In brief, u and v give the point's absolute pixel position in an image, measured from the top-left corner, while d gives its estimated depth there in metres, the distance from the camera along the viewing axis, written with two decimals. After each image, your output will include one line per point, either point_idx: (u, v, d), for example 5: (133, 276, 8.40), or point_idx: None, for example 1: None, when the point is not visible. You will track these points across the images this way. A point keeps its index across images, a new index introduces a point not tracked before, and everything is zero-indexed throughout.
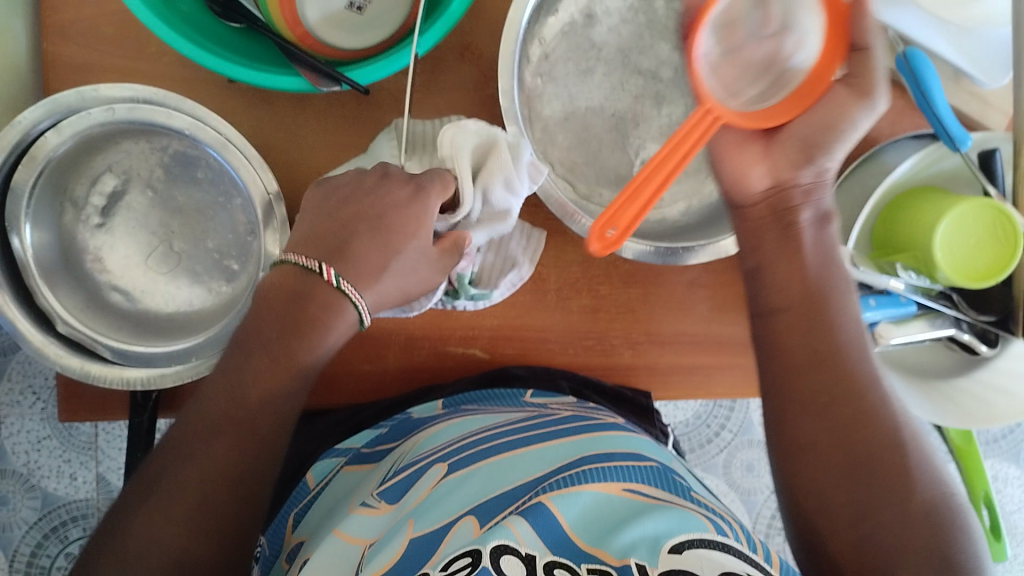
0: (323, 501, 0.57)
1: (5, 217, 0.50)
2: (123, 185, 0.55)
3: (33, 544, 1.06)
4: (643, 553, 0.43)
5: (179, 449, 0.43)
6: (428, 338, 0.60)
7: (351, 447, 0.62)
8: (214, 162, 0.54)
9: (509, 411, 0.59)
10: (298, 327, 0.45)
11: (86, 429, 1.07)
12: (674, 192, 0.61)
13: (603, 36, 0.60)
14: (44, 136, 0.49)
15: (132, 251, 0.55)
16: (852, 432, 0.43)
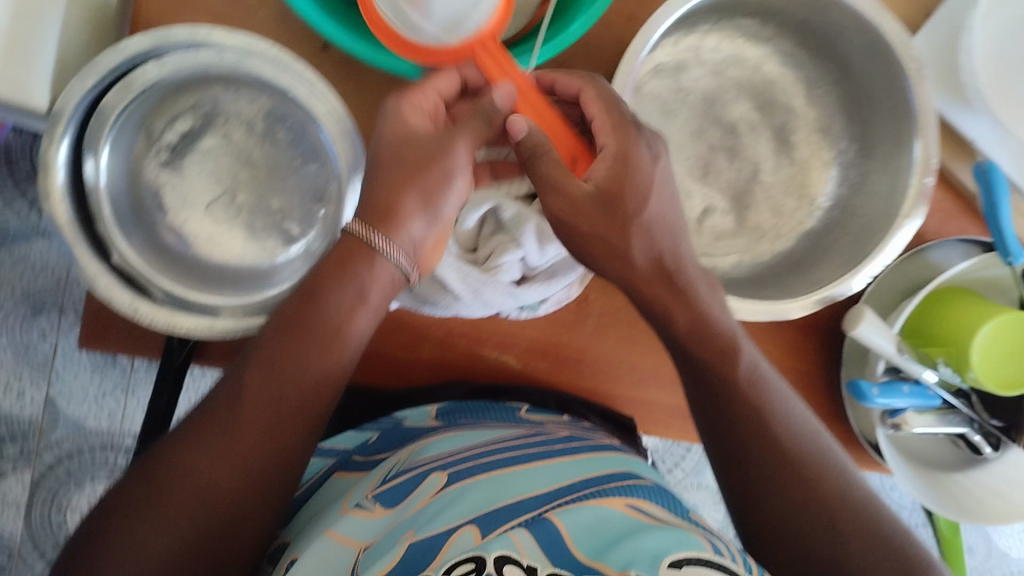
0: (316, 501, 0.56)
1: (85, 137, 0.48)
2: (201, 127, 0.53)
3: None
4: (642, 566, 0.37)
5: (227, 383, 0.45)
6: (465, 336, 0.61)
7: (340, 447, 0.63)
8: (301, 124, 0.53)
9: (507, 427, 0.60)
10: (317, 293, 0.45)
11: (44, 348, 1.10)
12: (729, 245, 0.61)
13: (693, 81, 0.60)
14: (144, 66, 0.48)
15: (196, 194, 0.54)
16: (805, 511, 0.46)
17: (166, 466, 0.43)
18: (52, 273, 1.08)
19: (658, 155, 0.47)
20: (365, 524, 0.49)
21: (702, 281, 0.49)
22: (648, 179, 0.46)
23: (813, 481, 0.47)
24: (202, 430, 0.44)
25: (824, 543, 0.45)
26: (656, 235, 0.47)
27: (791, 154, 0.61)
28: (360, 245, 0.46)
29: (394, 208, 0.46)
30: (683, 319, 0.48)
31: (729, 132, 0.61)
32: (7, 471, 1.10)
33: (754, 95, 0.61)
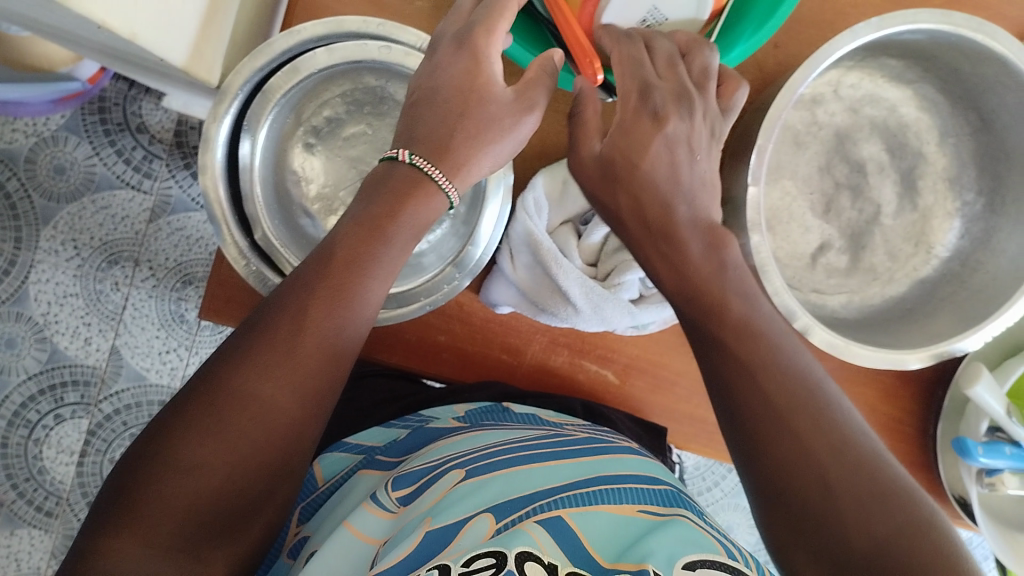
0: (340, 499, 0.52)
1: (246, 116, 0.49)
2: (348, 116, 0.54)
3: (27, 396, 1.10)
4: (659, 561, 0.37)
5: (280, 305, 0.41)
6: (569, 345, 0.61)
7: (362, 445, 0.61)
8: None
9: (527, 426, 0.56)
10: (376, 223, 0.44)
11: (115, 298, 1.11)
12: (840, 283, 0.62)
13: (827, 117, 0.60)
14: (313, 53, 0.48)
15: (333, 182, 0.55)
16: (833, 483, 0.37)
17: (206, 400, 0.38)
18: (131, 226, 1.10)
19: (664, 117, 0.45)
20: (375, 522, 0.47)
21: (694, 233, 0.43)
22: (645, 142, 0.44)
23: (808, 428, 0.39)
24: (247, 366, 0.39)
25: (820, 520, 0.36)
26: (646, 194, 0.44)
27: (914, 200, 0.62)
28: (424, 180, 0.45)
29: (451, 151, 0.46)
30: (664, 271, 0.43)
31: (856, 172, 0.61)
32: (66, 417, 1.11)
33: (886, 138, 0.61)
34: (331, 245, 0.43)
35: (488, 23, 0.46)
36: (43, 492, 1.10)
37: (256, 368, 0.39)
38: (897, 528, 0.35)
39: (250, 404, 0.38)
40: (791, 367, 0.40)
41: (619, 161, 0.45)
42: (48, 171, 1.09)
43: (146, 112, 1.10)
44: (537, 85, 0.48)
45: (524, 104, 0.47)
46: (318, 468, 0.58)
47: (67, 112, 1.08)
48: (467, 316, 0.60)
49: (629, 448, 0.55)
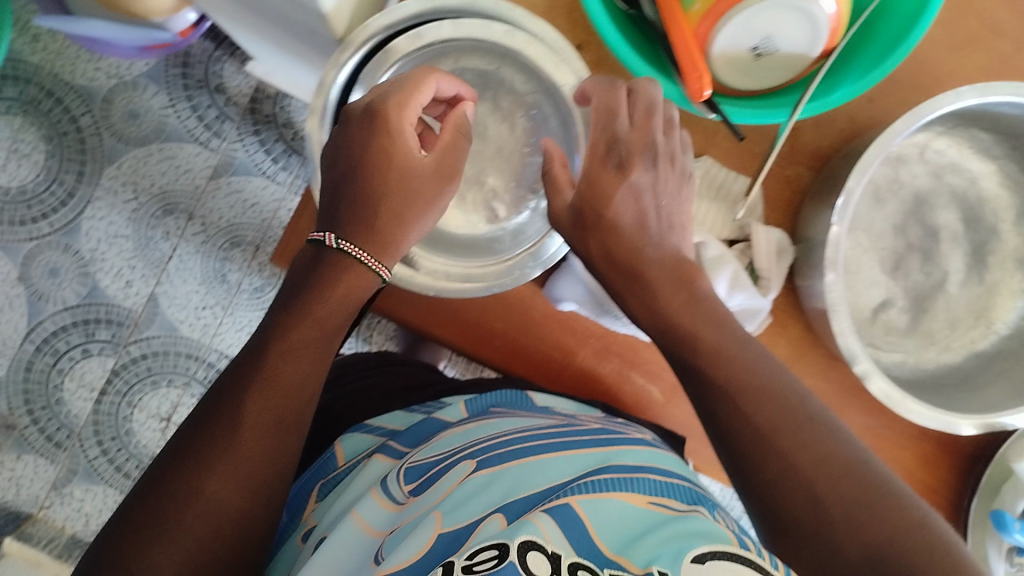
0: (354, 484, 0.55)
1: (362, 70, 0.51)
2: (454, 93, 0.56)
3: (60, 326, 1.11)
4: (665, 559, 0.37)
5: (235, 388, 0.46)
6: (620, 355, 0.62)
7: (381, 428, 0.64)
8: (544, 118, 0.55)
9: (538, 416, 0.57)
10: (325, 282, 0.48)
11: (163, 248, 1.13)
12: (896, 342, 0.62)
13: (910, 177, 0.61)
14: (438, 23, 0.51)
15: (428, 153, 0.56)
16: (826, 482, 0.40)
17: (158, 500, 0.43)
18: (192, 180, 1.12)
19: (628, 168, 0.48)
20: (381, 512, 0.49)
21: (666, 273, 0.47)
22: (608, 193, 0.48)
23: (793, 450, 0.41)
24: (193, 469, 0.44)
25: (814, 533, 0.39)
26: (615, 240, 0.47)
27: (982, 273, 0.62)
28: (353, 264, 0.48)
29: (379, 234, 0.49)
30: (640, 311, 0.47)
31: (930, 236, 0.61)
32: (93, 353, 1.12)
33: (964, 208, 0.62)
34: (286, 317, 0.47)
35: (401, 96, 0.48)
36: (56, 423, 1.11)
37: (202, 480, 0.44)
38: (890, 534, 0.38)
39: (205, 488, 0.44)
40: (765, 376, 0.44)
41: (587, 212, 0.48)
42: (122, 112, 1.11)
43: (226, 74, 1.11)
44: (452, 151, 0.51)
45: (445, 174, 0.51)
46: (340, 449, 0.62)
47: (151, 60, 1.11)
48: (528, 309, 0.61)
49: (640, 440, 0.55)
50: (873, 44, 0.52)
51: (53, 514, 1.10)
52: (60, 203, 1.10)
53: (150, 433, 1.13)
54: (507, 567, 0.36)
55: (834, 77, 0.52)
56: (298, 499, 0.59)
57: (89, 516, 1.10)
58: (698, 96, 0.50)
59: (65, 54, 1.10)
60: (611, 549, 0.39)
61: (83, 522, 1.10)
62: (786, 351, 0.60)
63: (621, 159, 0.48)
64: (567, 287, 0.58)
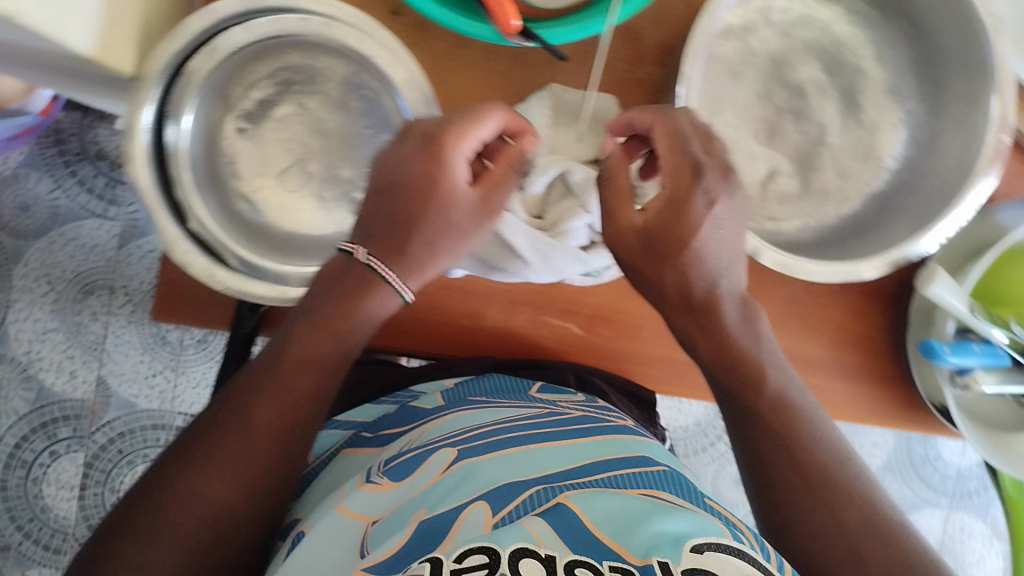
0: (327, 481, 0.53)
1: (168, 101, 0.49)
2: (277, 96, 0.54)
3: (20, 436, 1.10)
4: (665, 548, 0.36)
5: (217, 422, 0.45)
6: (529, 303, 0.61)
7: (352, 421, 0.62)
8: (374, 96, 0.54)
9: (520, 406, 0.57)
10: (356, 294, 0.48)
11: (95, 329, 1.11)
12: (794, 208, 0.61)
13: (760, 43, 0.60)
14: (230, 31, 0.49)
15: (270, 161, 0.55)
16: (818, 491, 0.46)
17: (150, 503, 0.42)
18: (102, 254, 1.10)
19: (715, 201, 0.47)
20: (370, 499, 0.47)
21: (731, 306, 0.50)
22: (696, 226, 0.47)
23: (835, 503, 0.46)
24: (188, 466, 0.43)
25: (837, 554, 0.44)
26: (694, 271, 0.48)
27: (858, 116, 0.61)
28: (375, 279, 0.48)
29: (406, 253, 0.49)
30: (703, 341, 0.50)
31: (796, 95, 0.61)
32: (60, 453, 1.11)
33: (822, 57, 0.61)
34: (304, 316, 0.48)
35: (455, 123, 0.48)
36: (49, 530, 1.10)
37: (194, 476, 0.43)
38: (882, 552, 0.44)
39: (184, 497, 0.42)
40: (798, 410, 0.50)
41: (667, 241, 0.47)
42: (13, 208, 1.09)
43: (103, 138, 1.08)
44: (499, 184, 0.50)
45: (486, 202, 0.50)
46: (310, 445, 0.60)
47: (24, 148, 1.08)
48: (423, 286, 0.60)
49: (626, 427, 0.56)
50: None
51: None
52: None
53: None
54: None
55: None
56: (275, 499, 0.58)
57: None
58: (510, 30, 0.49)
59: None
60: (609, 536, 0.38)
61: None
62: None
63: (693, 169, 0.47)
64: None
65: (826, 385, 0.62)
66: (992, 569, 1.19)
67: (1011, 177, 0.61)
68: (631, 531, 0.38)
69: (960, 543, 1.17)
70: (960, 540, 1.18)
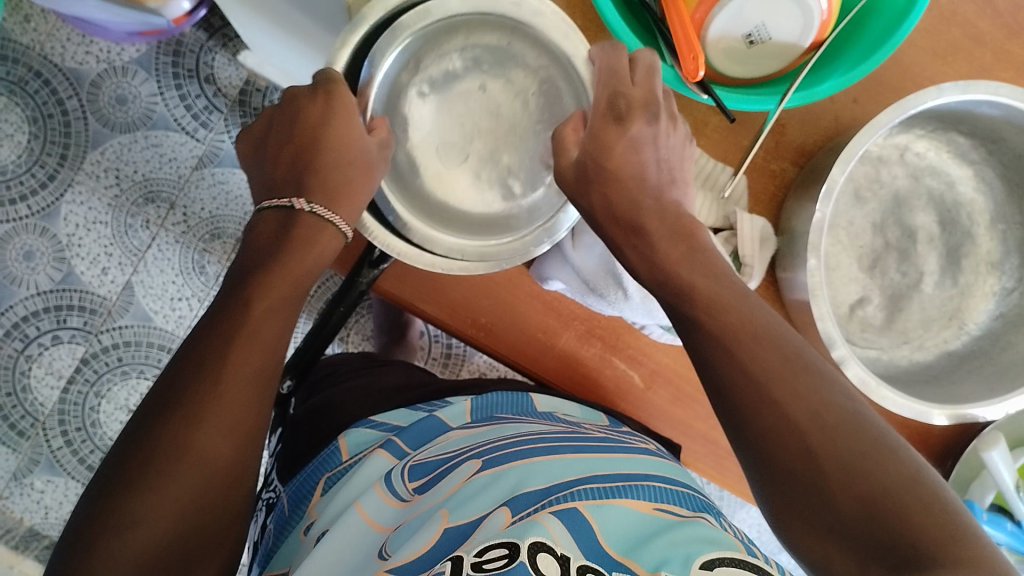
0: (352, 483, 0.56)
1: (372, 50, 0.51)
2: (463, 70, 0.55)
3: (31, 310, 1.07)
4: (676, 566, 0.42)
5: (214, 351, 0.44)
6: (603, 338, 0.63)
7: (385, 423, 0.65)
8: (556, 93, 0.55)
9: (542, 423, 0.59)
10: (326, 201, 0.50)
11: (142, 236, 1.09)
12: (872, 339, 0.64)
13: (890, 178, 0.63)
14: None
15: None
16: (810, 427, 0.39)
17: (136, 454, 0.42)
18: (176, 169, 1.09)
19: (627, 122, 0.50)
20: (386, 508, 0.53)
21: (652, 227, 0.48)
22: (612, 143, 0.49)
23: (806, 425, 0.39)
24: (181, 423, 0.42)
25: (812, 499, 0.38)
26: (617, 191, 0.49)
27: (956, 276, 0.64)
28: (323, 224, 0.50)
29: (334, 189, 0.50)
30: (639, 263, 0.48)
31: (907, 237, 0.63)
32: (62, 339, 1.08)
33: (939, 211, 0.64)
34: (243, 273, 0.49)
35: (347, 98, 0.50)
36: (20, 410, 1.07)
37: (208, 433, 0.43)
38: (884, 488, 0.37)
39: (164, 485, 0.41)
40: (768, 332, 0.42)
41: (593, 163, 0.49)
42: (110, 99, 1.07)
43: (217, 66, 1.08)
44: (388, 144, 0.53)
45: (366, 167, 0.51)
46: (345, 443, 0.63)
47: (142, 47, 1.07)
48: (514, 288, 0.61)
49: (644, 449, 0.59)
50: (860, 42, 0.54)
51: (12, 504, 1.06)
52: (39, 185, 1.06)
53: (117, 424, 1.09)
54: (518, 566, 0.40)
55: (817, 72, 0.55)
56: (301, 491, 0.61)
57: (48, 508, 1.07)
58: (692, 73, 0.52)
59: (55, 37, 1.05)
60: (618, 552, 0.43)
61: (42, 514, 1.07)
62: None
63: (622, 112, 0.50)
64: (553, 266, 0.59)
65: None
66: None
67: None
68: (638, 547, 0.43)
69: None
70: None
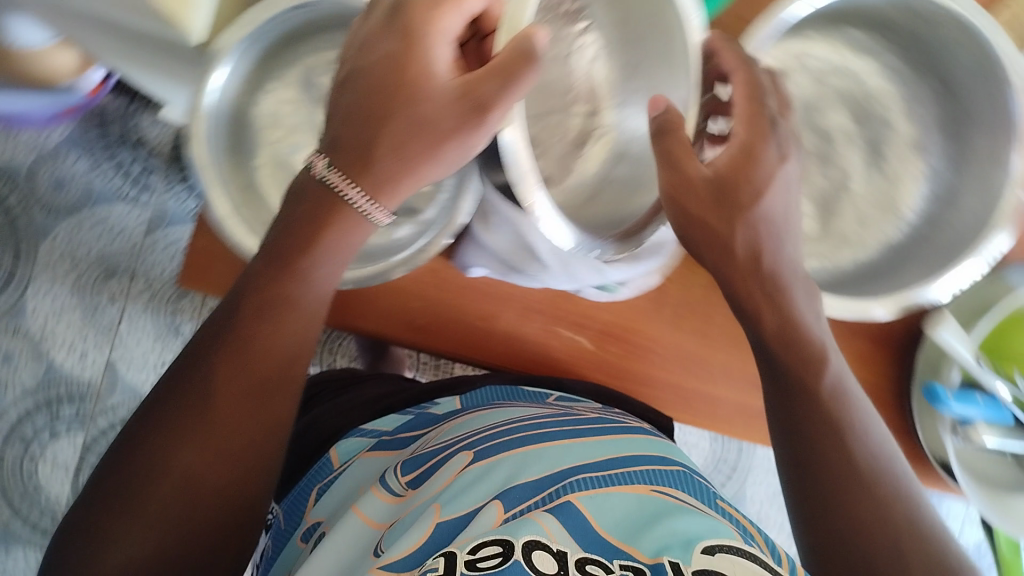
0: (343, 483, 0.59)
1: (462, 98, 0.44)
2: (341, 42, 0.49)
3: (24, 409, 1.08)
4: (677, 551, 0.41)
5: (212, 343, 0.44)
6: (543, 312, 0.62)
7: (377, 429, 0.66)
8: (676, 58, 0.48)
9: (533, 407, 0.59)
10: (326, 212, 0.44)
11: (111, 312, 1.09)
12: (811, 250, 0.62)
13: (794, 86, 0.61)
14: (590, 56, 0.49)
15: (297, 136, 0.57)
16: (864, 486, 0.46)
17: (166, 417, 0.42)
18: (127, 239, 1.09)
19: (786, 157, 0.48)
20: (382, 505, 0.52)
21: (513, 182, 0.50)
22: (770, 176, 0.47)
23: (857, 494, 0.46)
24: (185, 411, 0.42)
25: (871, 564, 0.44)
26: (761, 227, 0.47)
27: (881, 167, 0.63)
28: (340, 205, 0.44)
29: (371, 166, 0.44)
30: (767, 314, 0.48)
31: (822, 141, 0.63)
32: (60, 433, 1.08)
33: (848, 108, 0.63)
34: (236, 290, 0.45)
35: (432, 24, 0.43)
36: (36, 511, 1.07)
37: (219, 394, 0.43)
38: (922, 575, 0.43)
39: (178, 461, 0.41)
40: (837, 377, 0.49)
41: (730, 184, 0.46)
42: (49, 184, 1.07)
43: (144, 127, 1.07)
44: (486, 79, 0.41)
45: (474, 107, 0.42)
46: (335, 454, 0.64)
47: (69, 126, 1.08)
48: (440, 283, 0.61)
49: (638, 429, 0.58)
50: None
51: None
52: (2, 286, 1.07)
53: None
54: (512, 565, 0.39)
55: None
56: (296, 504, 0.61)
57: None
58: None
59: None
60: (619, 539, 0.43)
61: None
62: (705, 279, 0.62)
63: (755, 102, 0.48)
64: (472, 254, 0.58)
65: None
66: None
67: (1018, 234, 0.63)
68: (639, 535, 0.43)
69: None
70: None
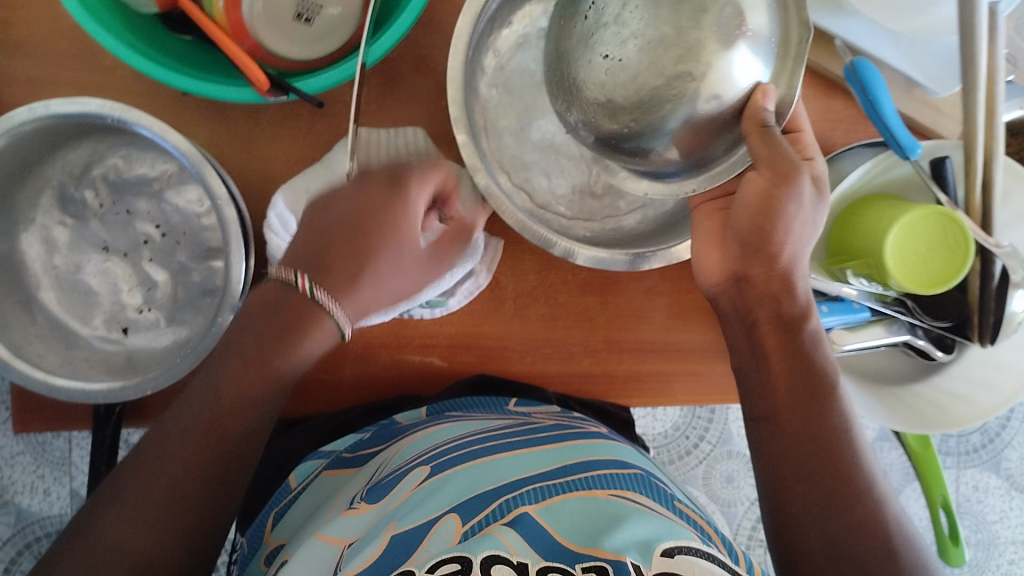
0: (306, 501, 0.56)
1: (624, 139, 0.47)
2: (90, 173, 0.56)
3: (6, 562, 0.96)
4: (636, 554, 0.39)
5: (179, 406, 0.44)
6: (385, 346, 0.61)
7: (333, 450, 0.61)
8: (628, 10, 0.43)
9: (492, 419, 0.58)
10: (286, 332, 0.45)
11: (61, 441, 0.96)
12: (631, 200, 0.60)
13: None
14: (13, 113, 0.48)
15: (73, 259, 0.57)
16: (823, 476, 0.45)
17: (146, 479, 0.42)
18: None
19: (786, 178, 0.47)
20: (347, 525, 0.48)
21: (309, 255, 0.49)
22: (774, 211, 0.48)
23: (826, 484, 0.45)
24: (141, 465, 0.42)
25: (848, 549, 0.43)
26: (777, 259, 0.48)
27: None
28: (308, 314, 0.46)
29: (292, 326, 0.45)
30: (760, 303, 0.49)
31: None
32: None
33: None
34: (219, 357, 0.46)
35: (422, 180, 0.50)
36: None
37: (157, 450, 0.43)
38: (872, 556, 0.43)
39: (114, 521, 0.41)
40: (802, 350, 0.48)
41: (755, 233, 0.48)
42: None
43: None
44: (451, 246, 0.53)
45: (432, 263, 0.52)
46: (293, 479, 0.60)
47: None
48: None
49: (598, 434, 0.57)
50: None
51: None
52: None
53: None
54: None
55: (385, 21, 0.51)
56: (258, 528, 0.58)
57: None
58: (264, 86, 0.48)
59: None
60: (578, 543, 0.40)
61: None
62: (535, 264, 0.61)
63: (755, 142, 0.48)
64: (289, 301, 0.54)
65: (706, 366, 0.64)
66: (1018, 522, 1.11)
67: (828, 116, 0.61)
68: (601, 536, 0.40)
69: (978, 504, 1.09)
70: (976, 499, 1.10)
